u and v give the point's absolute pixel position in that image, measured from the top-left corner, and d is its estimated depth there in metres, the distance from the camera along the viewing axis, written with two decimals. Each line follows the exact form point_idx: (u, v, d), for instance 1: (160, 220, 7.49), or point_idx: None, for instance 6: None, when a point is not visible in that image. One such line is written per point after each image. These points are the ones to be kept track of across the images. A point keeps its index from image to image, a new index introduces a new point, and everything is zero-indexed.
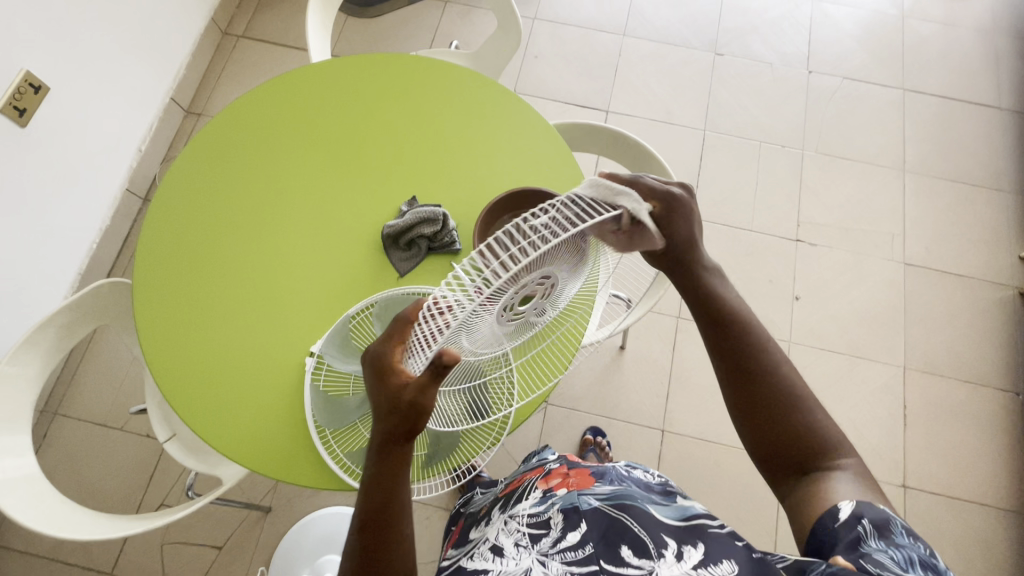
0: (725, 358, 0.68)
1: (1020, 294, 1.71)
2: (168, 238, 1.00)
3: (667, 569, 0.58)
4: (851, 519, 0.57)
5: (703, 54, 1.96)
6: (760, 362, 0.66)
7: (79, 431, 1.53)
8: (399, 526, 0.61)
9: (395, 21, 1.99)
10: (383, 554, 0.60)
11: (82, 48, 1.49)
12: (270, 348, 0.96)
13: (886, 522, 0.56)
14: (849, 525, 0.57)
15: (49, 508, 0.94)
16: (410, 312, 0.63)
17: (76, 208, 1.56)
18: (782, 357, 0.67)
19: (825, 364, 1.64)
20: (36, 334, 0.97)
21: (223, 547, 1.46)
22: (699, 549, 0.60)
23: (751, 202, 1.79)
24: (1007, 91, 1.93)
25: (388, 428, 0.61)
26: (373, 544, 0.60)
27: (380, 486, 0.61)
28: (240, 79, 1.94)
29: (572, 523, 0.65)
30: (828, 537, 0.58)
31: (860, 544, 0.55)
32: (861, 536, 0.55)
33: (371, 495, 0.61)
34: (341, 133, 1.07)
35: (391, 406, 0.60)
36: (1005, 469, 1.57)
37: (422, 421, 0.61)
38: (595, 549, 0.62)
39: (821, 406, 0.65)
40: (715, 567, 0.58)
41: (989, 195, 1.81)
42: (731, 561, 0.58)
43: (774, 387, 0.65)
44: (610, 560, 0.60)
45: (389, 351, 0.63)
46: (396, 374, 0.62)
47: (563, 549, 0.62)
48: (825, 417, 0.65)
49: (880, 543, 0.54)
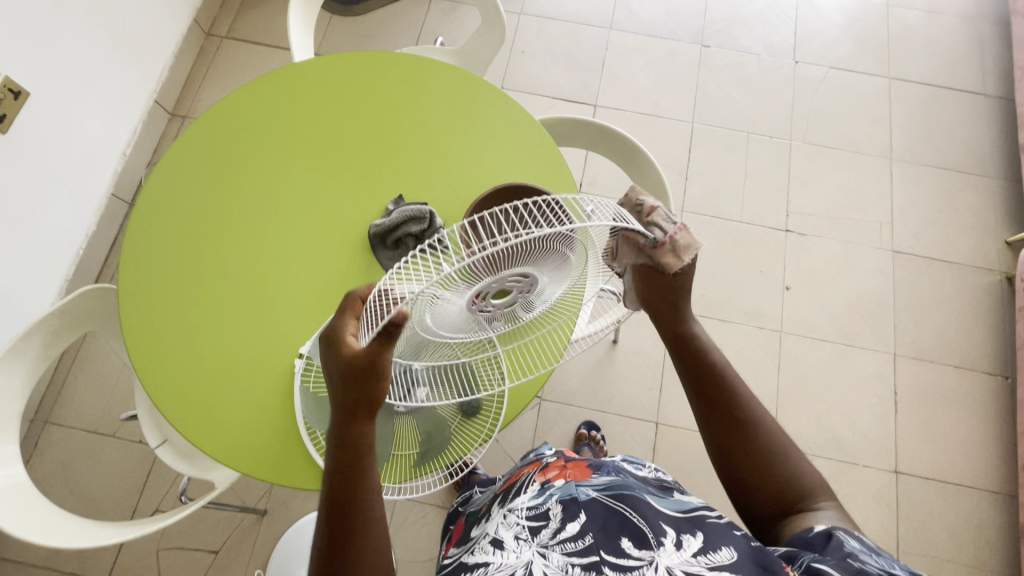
0: (706, 402, 0.75)
1: (1008, 278, 1.72)
2: (153, 238, 1.00)
3: (667, 558, 0.58)
4: (828, 532, 0.62)
5: (690, 46, 1.96)
6: (740, 413, 0.73)
7: (71, 439, 1.52)
8: (365, 513, 0.61)
9: (380, 18, 1.97)
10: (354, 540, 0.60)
11: (62, 53, 1.47)
12: (257, 351, 0.96)
13: (862, 540, 0.61)
14: (825, 535, 0.62)
15: (38, 516, 0.93)
16: (360, 292, 0.68)
17: (60, 215, 1.54)
18: (763, 409, 0.74)
19: (816, 352, 1.65)
20: (22, 342, 0.96)
21: (219, 552, 1.46)
22: (698, 538, 0.61)
23: (740, 194, 1.79)
24: (993, 77, 1.94)
25: (347, 406, 0.63)
26: (341, 531, 0.60)
27: (339, 471, 0.62)
28: (225, 80, 1.93)
29: (571, 514, 0.65)
30: (803, 544, 0.63)
31: (843, 545, 0.59)
32: (841, 540, 0.60)
33: (337, 483, 0.62)
34: (324, 132, 1.06)
35: (345, 381, 0.62)
36: (994, 451, 1.59)
37: (378, 386, 0.62)
38: (595, 539, 0.61)
39: (801, 457, 0.72)
40: (714, 554, 0.58)
41: (975, 181, 1.82)
42: (730, 548, 0.59)
43: (760, 436, 0.72)
44: (611, 550, 0.60)
45: (344, 322, 0.65)
46: (345, 346, 0.63)
47: (563, 540, 0.62)
48: (802, 464, 0.71)
49: (861, 546, 0.59)
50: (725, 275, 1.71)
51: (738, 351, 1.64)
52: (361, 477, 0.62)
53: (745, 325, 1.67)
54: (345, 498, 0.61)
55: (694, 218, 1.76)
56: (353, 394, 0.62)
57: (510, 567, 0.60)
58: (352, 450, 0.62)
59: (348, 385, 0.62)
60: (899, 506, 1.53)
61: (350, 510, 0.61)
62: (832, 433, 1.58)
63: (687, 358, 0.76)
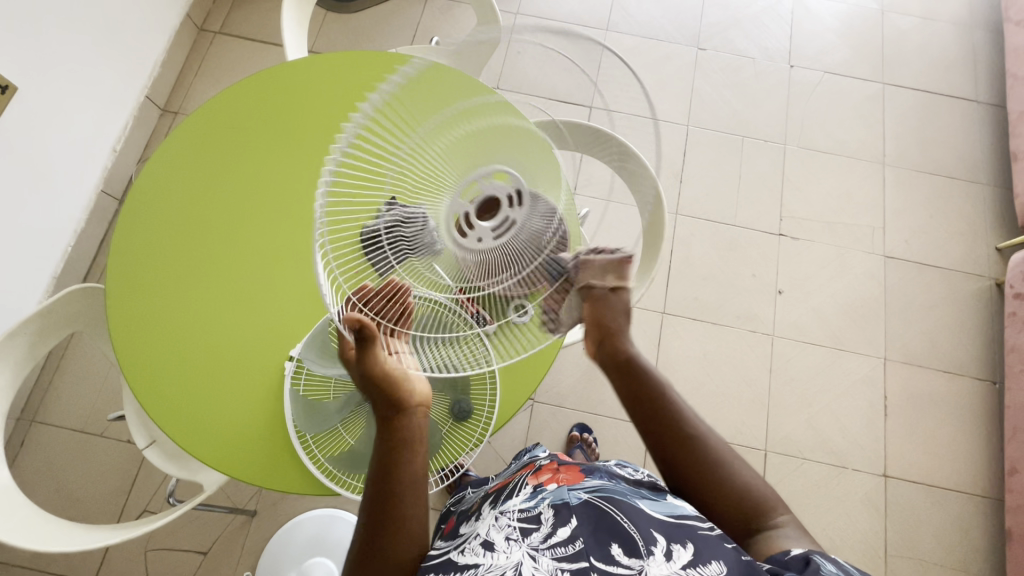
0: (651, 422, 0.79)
1: (997, 284, 1.73)
2: (143, 233, 0.99)
3: (656, 568, 0.58)
4: (804, 555, 0.62)
5: (686, 49, 1.96)
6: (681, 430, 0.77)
7: (57, 437, 1.51)
8: (400, 501, 0.71)
9: (375, 17, 1.96)
10: (389, 525, 0.70)
11: (51, 48, 1.45)
12: (245, 353, 0.95)
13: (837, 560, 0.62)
14: (801, 558, 0.62)
15: (23, 519, 0.92)
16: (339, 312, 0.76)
17: (48, 211, 1.52)
18: (704, 426, 0.78)
19: (808, 356, 1.66)
20: (6, 343, 0.95)
21: (207, 553, 1.45)
22: (688, 549, 0.61)
23: (734, 197, 1.79)
24: (985, 84, 1.95)
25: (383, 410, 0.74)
26: (382, 518, 0.70)
27: (380, 464, 0.73)
28: (217, 76, 1.91)
29: (562, 519, 0.65)
30: (781, 565, 0.63)
31: (819, 568, 0.59)
32: (818, 564, 0.60)
33: (378, 476, 0.72)
34: (319, 131, 1.05)
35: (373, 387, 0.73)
36: (981, 455, 1.60)
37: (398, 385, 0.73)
38: (586, 545, 0.61)
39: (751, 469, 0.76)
40: (704, 567, 0.58)
41: (966, 187, 1.83)
42: (720, 562, 0.59)
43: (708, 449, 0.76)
44: (601, 557, 0.60)
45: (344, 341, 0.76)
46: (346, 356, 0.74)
47: (553, 545, 0.62)
48: (755, 479, 0.75)
49: (837, 570, 0.59)
50: (718, 279, 1.72)
51: (729, 355, 1.65)
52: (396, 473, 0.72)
53: (738, 329, 1.67)
54: (384, 489, 0.71)
55: (688, 221, 1.76)
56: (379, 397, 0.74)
57: (500, 567, 0.60)
58: (392, 446, 0.73)
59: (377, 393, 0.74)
60: (887, 510, 1.54)
61: (388, 501, 0.71)
62: (823, 438, 1.59)
63: (627, 379, 0.81)
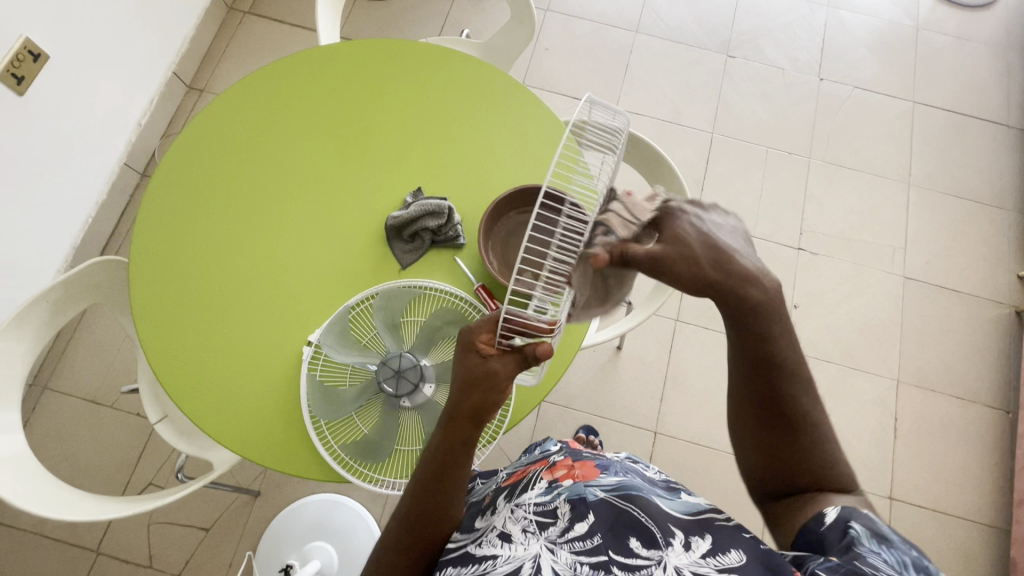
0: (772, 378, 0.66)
1: (1017, 312, 1.71)
2: (171, 210, 0.99)
3: (676, 557, 0.58)
4: (841, 524, 0.60)
5: (715, 56, 1.94)
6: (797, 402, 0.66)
7: (68, 406, 1.52)
8: (447, 502, 0.68)
9: (405, 5, 1.96)
10: (432, 520, 0.67)
11: (85, 20, 1.46)
12: (264, 336, 0.95)
13: (873, 525, 0.59)
14: (839, 528, 0.60)
15: (36, 486, 0.92)
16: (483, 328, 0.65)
17: (72, 180, 1.53)
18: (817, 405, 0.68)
19: (819, 372, 1.65)
20: (29, 309, 0.96)
21: (210, 529, 1.46)
22: (706, 540, 0.60)
23: (754, 208, 1.78)
24: (1016, 108, 1.92)
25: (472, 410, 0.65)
26: (425, 509, 0.67)
27: (442, 457, 0.67)
28: (244, 57, 1.91)
29: (579, 513, 0.65)
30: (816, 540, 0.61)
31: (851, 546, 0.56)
32: (852, 538, 0.57)
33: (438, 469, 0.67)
34: (349, 118, 1.05)
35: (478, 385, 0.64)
36: (990, 483, 1.59)
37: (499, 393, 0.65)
38: (604, 540, 0.61)
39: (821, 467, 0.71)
40: (723, 556, 0.58)
41: (990, 212, 1.81)
42: (739, 550, 0.59)
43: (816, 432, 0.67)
44: (619, 550, 0.60)
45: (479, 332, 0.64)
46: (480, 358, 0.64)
47: (571, 539, 0.62)
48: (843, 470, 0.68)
49: (871, 545, 0.56)
50: None
51: None
52: (456, 470, 0.67)
53: None
54: (439, 482, 0.67)
55: None
56: (479, 394, 0.64)
57: (518, 561, 0.60)
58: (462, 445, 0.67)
59: (474, 393, 0.64)
60: None
61: (443, 494, 0.67)
62: None
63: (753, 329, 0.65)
